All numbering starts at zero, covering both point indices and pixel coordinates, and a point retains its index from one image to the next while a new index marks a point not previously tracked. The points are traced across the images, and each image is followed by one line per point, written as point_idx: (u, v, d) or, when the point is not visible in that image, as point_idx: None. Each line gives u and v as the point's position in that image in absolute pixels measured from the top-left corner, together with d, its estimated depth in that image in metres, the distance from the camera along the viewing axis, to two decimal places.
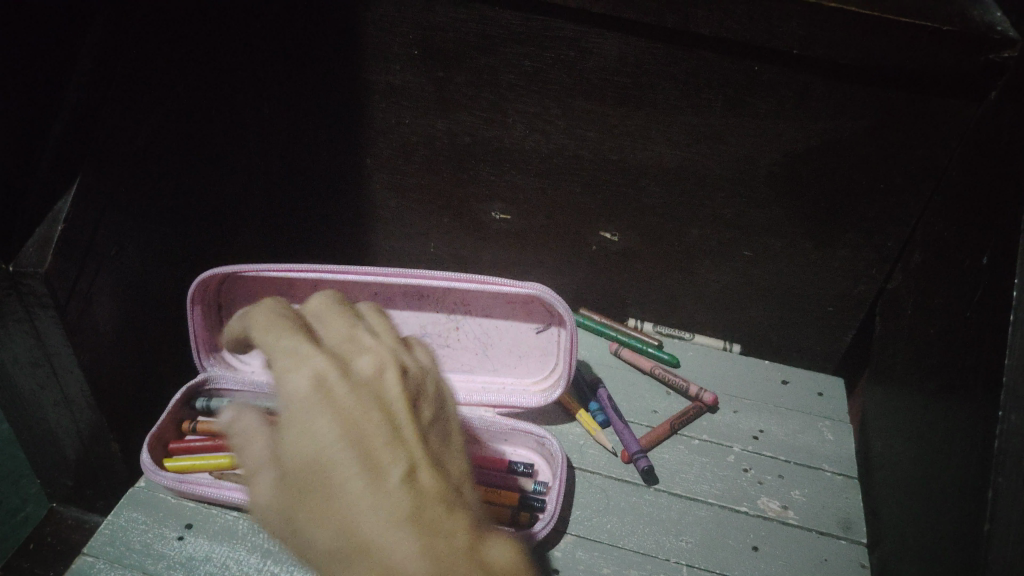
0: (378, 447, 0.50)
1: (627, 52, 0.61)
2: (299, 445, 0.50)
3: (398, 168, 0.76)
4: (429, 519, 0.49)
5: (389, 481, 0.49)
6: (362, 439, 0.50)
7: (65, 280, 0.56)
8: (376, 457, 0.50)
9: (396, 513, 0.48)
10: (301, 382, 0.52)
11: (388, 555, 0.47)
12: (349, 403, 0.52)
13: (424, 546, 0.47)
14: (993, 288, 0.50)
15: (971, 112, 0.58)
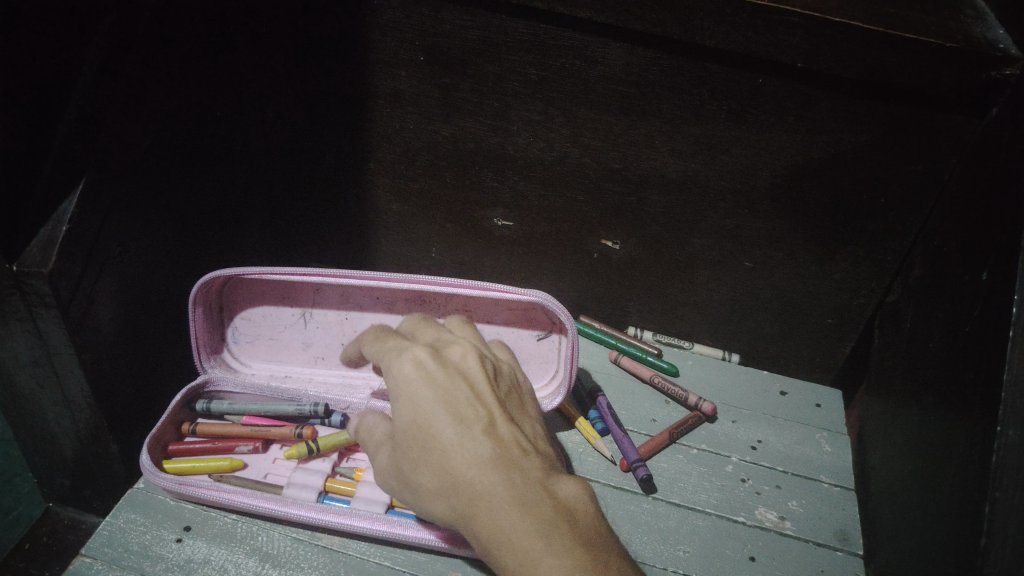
0: (465, 404, 0.52)
1: (632, 63, 0.61)
2: (402, 411, 0.53)
3: (401, 173, 0.76)
4: (514, 461, 0.50)
5: (476, 429, 0.51)
6: (451, 400, 0.52)
7: (68, 280, 0.55)
8: (464, 411, 0.52)
9: (484, 456, 0.50)
10: (400, 362, 0.55)
11: (476, 491, 0.49)
12: (438, 372, 0.54)
13: (509, 481, 0.49)
14: (993, 303, 0.50)
15: (973, 128, 0.58)
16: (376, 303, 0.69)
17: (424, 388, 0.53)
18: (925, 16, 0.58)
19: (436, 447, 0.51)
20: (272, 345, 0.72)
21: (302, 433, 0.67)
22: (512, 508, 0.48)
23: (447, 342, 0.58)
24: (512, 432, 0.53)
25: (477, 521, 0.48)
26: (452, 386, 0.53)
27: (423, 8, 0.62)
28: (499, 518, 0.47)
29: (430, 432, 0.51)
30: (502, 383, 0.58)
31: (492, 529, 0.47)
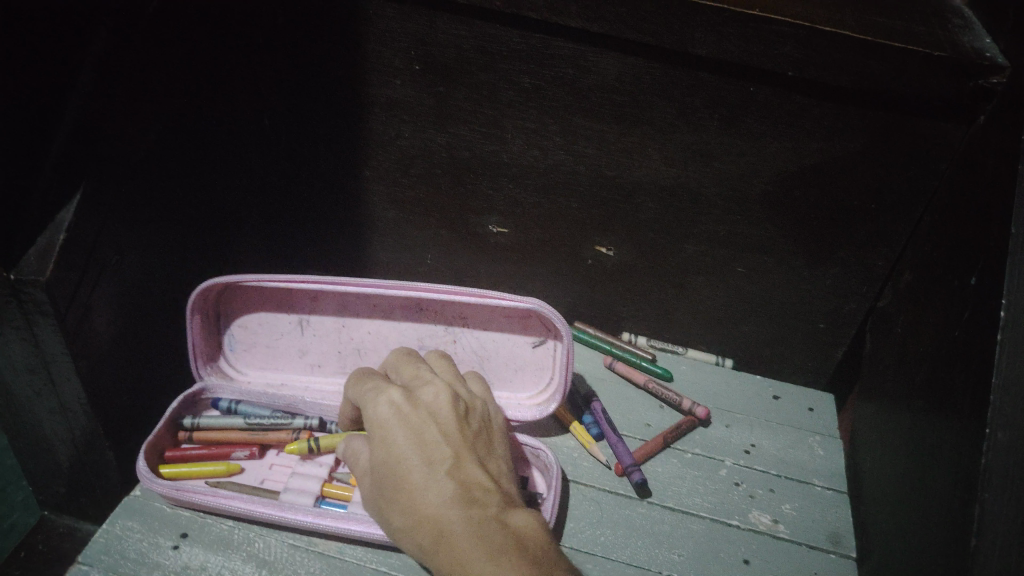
0: (432, 444, 0.53)
1: (625, 71, 0.62)
2: (376, 452, 0.53)
3: (396, 180, 0.76)
4: (477, 500, 0.50)
5: (443, 471, 0.51)
6: (419, 441, 0.53)
7: (66, 288, 0.56)
8: (432, 451, 0.52)
9: (448, 496, 0.50)
10: (376, 404, 0.55)
11: (440, 531, 0.49)
12: (411, 412, 0.54)
13: (469, 522, 0.49)
14: (981, 308, 0.51)
15: (961, 135, 0.59)
16: (372, 310, 0.69)
17: (396, 430, 0.53)
18: (913, 25, 0.59)
19: (405, 487, 0.51)
20: (268, 352, 0.73)
21: (300, 437, 0.69)
22: (470, 549, 0.48)
23: (422, 379, 0.58)
24: (480, 472, 0.53)
25: (439, 561, 0.48)
26: (423, 425, 0.54)
27: (419, 17, 0.63)
28: (457, 559, 0.48)
29: (400, 473, 0.52)
30: (476, 420, 0.57)
31: (454, 569, 0.48)
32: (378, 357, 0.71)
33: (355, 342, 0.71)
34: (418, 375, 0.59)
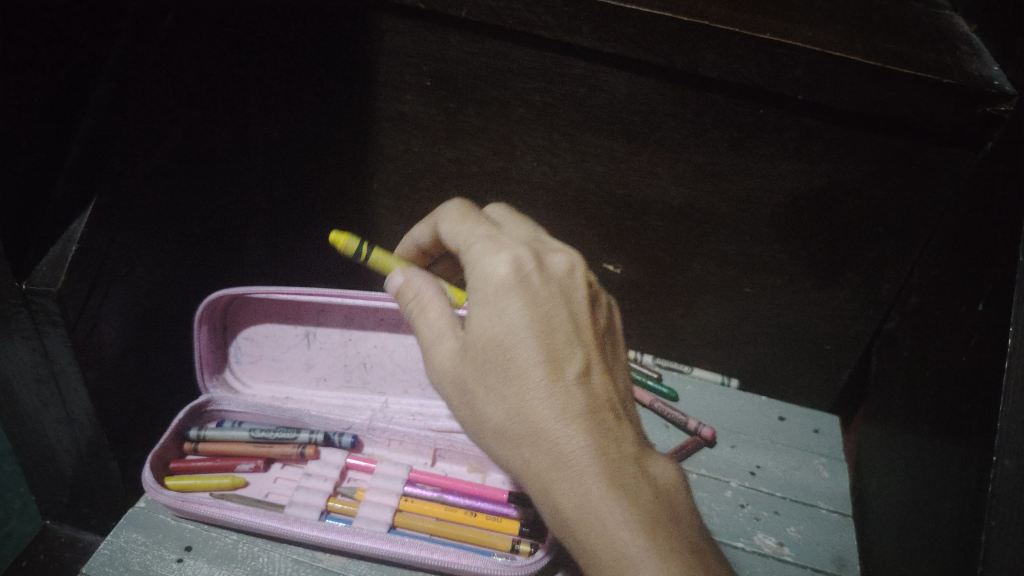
0: (561, 339, 0.47)
1: (636, 91, 0.62)
2: (485, 326, 0.47)
3: (406, 195, 0.76)
4: (602, 419, 0.46)
5: (570, 377, 0.46)
6: (546, 331, 0.47)
7: (78, 300, 0.56)
8: (558, 345, 0.47)
9: (574, 409, 0.46)
10: (498, 268, 0.48)
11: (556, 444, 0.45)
12: (540, 290, 0.48)
13: (596, 444, 0.45)
14: (989, 334, 0.51)
15: (968, 161, 0.59)
16: (379, 324, 0.72)
17: (521, 306, 0.47)
18: (922, 51, 0.59)
19: (518, 381, 0.46)
20: (274, 365, 0.75)
21: (305, 452, 0.70)
22: (596, 475, 0.44)
23: (550, 250, 0.51)
24: (603, 381, 0.48)
25: (553, 474, 0.45)
26: (551, 310, 0.48)
27: (431, 35, 0.63)
28: (581, 484, 0.44)
29: (516, 363, 0.46)
30: (598, 314, 0.52)
31: (568, 489, 0.44)
32: (384, 371, 0.74)
33: (361, 356, 0.74)
34: (542, 243, 0.52)
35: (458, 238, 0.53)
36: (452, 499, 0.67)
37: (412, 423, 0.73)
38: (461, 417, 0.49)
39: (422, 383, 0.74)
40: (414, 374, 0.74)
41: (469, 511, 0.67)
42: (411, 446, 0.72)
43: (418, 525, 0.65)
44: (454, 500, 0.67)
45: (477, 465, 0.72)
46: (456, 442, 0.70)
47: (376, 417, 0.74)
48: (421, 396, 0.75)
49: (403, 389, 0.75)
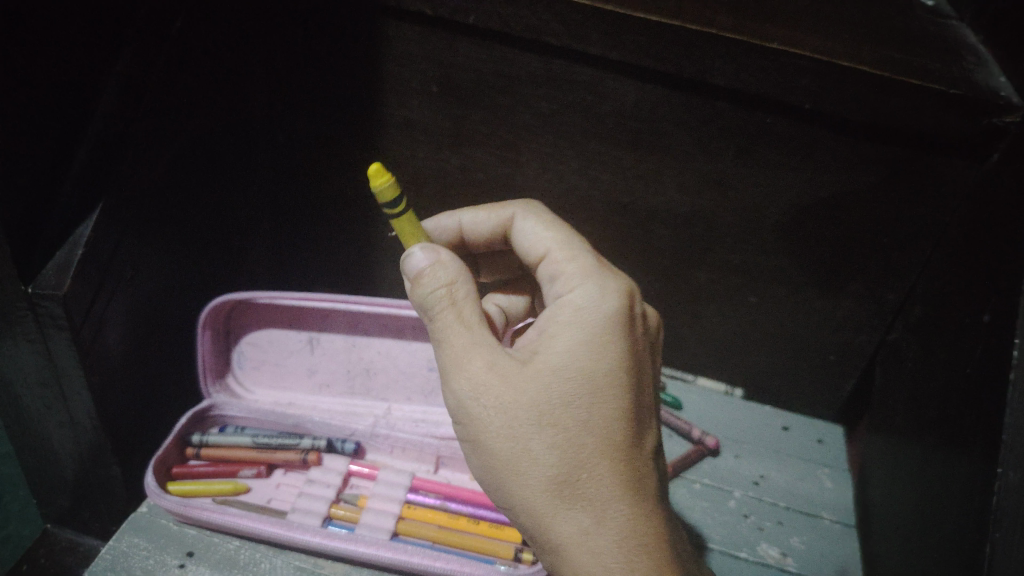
0: (645, 396, 0.49)
1: (643, 99, 0.62)
2: (581, 356, 0.47)
3: (410, 201, 0.76)
4: (657, 489, 0.48)
5: (646, 436, 0.48)
6: (638, 383, 0.49)
7: (82, 304, 0.57)
8: (643, 400, 0.49)
9: (643, 469, 0.47)
10: (606, 305, 0.50)
11: (621, 498, 0.46)
12: (638, 341, 0.50)
13: (650, 510, 0.47)
14: (995, 346, 0.51)
15: (974, 172, 0.59)
16: (384, 330, 0.72)
17: (624, 351, 0.48)
18: (928, 62, 0.59)
19: (603, 420, 0.46)
20: (277, 370, 0.75)
21: (307, 458, 0.70)
22: (645, 545, 0.46)
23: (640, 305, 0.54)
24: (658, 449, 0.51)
25: (604, 530, 0.45)
26: (642, 364, 0.50)
27: (438, 41, 0.62)
28: (628, 549, 0.45)
29: (605, 405, 0.47)
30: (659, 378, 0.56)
31: (615, 546, 0.45)
32: (387, 378, 0.74)
33: (365, 362, 0.74)
34: None
35: (546, 245, 0.56)
36: (454, 506, 0.67)
37: (415, 430, 0.72)
38: (491, 449, 0.47)
39: (425, 390, 0.74)
40: (417, 381, 0.74)
41: (471, 519, 0.67)
42: (413, 453, 0.72)
43: (420, 532, 0.64)
44: (457, 508, 0.67)
45: None
46: (458, 449, 0.71)
47: (378, 423, 0.73)
48: (424, 402, 0.75)
49: (407, 395, 0.75)
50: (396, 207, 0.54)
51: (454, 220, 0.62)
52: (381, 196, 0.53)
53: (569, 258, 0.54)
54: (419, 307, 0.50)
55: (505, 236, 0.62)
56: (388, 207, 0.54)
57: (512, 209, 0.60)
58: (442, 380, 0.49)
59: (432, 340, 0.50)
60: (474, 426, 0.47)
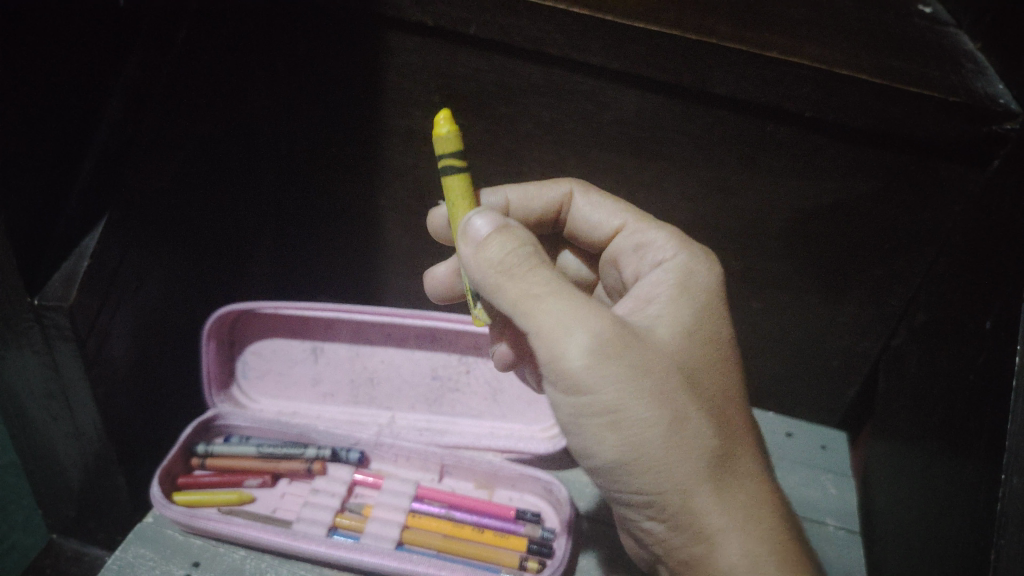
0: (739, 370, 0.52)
1: (644, 108, 0.62)
2: (704, 325, 0.49)
3: (413, 210, 0.76)
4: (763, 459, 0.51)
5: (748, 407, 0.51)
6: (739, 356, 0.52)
7: (87, 315, 0.58)
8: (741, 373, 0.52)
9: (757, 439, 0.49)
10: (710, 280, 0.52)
11: (752, 464, 0.47)
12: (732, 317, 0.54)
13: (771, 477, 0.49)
14: (997, 353, 0.51)
15: (975, 178, 0.59)
16: (388, 338, 0.74)
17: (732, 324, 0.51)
18: (928, 70, 0.59)
19: (730, 387, 0.48)
20: (281, 379, 0.76)
21: (312, 467, 0.70)
22: (781, 510, 0.47)
23: None
24: None
25: (746, 493, 0.46)
26: None
27: (440, 51, 0.63)
28: (770, 514, 0.47)
29: (728, 373, 0.49)
30: None
31: (759, 510, 0.46)
32: (390, 387, 0.75)
33: (368, 372, 0.75)
34: None
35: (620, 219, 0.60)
36: (459, 515, 0.67)
37: (418, 439, 0.73)
38: (643, 417, 0.44)
39: (429, 398, 0.75)
40: (420, 390, 0.75)
41: (476, 527, 0.67)
42: (418, 462, 0.72)
43: (424, 540, 0.65)
44: (462, 517, 0.67)
45: (485, 480, 0.72)
46: (463, 458, 0.70)
47: (382, 432, 0.73)
48: (428, 411, 0.75)
49: (410, 404, 0.75)
50: (453, 163, 0.51)
51: (502, 196, 0.62)
52: (441, 142, 0.50)
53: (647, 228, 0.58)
54: (501, 271, 0.46)
55: (555, 216, 0.64)
56: (445, 162, 0.51)
57: (568, 185, 0.63)
58: (556, 350, 0.44)
59: (529, 307, 0.45)
60: (621, 395, 0.44)
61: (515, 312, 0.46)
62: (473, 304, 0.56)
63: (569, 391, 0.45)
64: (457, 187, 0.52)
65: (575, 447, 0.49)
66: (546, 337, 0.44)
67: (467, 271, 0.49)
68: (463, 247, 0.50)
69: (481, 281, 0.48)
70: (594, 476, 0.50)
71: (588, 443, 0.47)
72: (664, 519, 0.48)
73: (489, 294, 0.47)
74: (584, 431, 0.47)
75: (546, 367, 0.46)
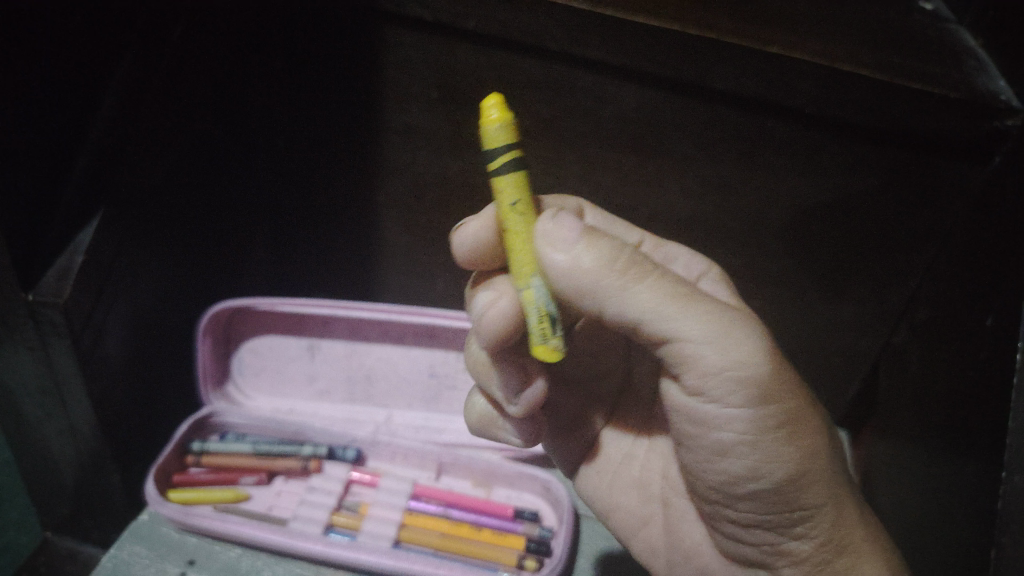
0: None
1: (644, 103, 0.61)
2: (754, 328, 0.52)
3: (410, 207, 0.73)
4: None
5: None
6: None
7: (82, 312, 0.60)
8: None
9: None
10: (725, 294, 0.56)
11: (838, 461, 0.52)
12: None
13: None
14: (998, 352, 0.51)
15: (976, 175, 0.59)
16: (384, 336, 0.73)
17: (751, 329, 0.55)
18: (929, 66, 0.59)
19: None
20: (277, 377, 0.76)
21: (309, 465, 0.70)
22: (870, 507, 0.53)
23: None
24: None
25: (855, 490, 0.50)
26: None
27: (439, 47, 0.62)
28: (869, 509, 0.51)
29: None
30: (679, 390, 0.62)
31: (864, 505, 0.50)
32: (388, 385, 0.74)
33: (365, 369, 0.74)
34: None
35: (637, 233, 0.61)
36: (455, 514, 0.67)
37: (416, 436, 0.73)
38: (815, 426, 0.45)
39: (426, 396, 0.74)
40: (418, 388, 0.74)
41: (473, 527, 0.66)
42: (415, 460, 0.72)
43: (421, 539, 0.65)
44: (458, 515, 0.67)
45: (482, 479, 0.71)
46: (460, 456, 0.70)
47: (379, 431, 0.74)
48: (425, 409, 0.74)
49: (407, 402, 0.75)
50: (510, 157, 0.43)
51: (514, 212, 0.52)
52: (495, 133, 0.42)
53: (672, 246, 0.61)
54: (635, 268, 0.42)
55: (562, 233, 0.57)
56: (501, 155, 0.43)
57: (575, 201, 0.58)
58: (738, 356, 0.42)
59: (686, 311, 0.42)
60: (800, 404, 0.44)
61: (660, 318, 0.42)
62: (548, 333, 0.45)
63: (753, 402, 0.43)
64: (514, 188, 0.44)
65: (738, 470, 0.47)
66: (721, 341, 0.42)
67: (572, 277, 0.42)
68: (548, 253, 0.42)
69: (604, 286, 0.42)
70: (746, 501, 0.48)
71: (762, 465, 0.45)
72: (815, 536, 0.48)
73: (619, 301, 0.42)
74: (761, 449, 0.45)
75: (723, 378, 0.42)
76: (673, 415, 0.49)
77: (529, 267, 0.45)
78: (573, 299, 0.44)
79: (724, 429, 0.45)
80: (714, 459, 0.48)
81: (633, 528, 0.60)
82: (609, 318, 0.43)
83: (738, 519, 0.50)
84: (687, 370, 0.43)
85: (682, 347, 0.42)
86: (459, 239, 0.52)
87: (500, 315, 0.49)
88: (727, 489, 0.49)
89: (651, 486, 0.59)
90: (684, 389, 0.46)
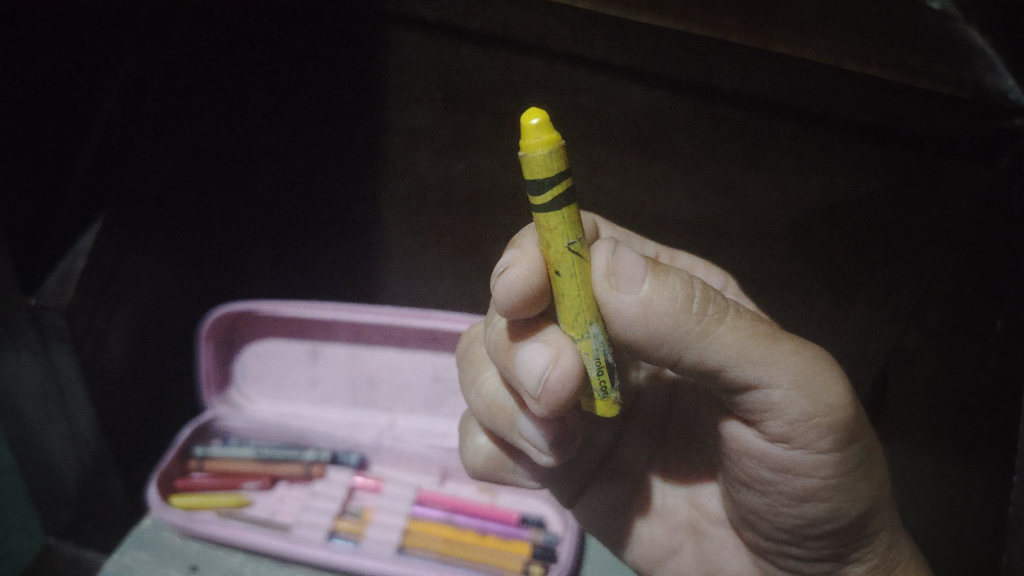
0: None
1: (649, 104, 0.60)
2: None
3: (412, 210, 0.73)
4: None
5: None
6: None
7: (83, 313, 0.61)
8: None
9: None
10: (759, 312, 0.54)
11: None
12: None
13: None
14: (1009, 354, 0.50)
15: (985, 174, 0.58)
16: (387, 339, 0.71)
17: None
18: (939, 65, 0.58)
19: None
20: (281, 381, 0.75)
21: (311, 471, 0.71)
22: None
23: None
24: None
25: None
26: None
27: (441, 48, 0.61)
28: None
29: None
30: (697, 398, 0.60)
31: None
32: (391, 390, 0.73)
33: (368, 374, 0.73)
34: None
35: (650, 248, 0.59)
36: (461, 521, 0.67)
37: (420, 441, 0.72)
38: (881, 460, 0.46)
39: (429, 401, 0.73)
40: (422, 392, 0.73)
41: (478, 533, 0.66)
42: (419, 465, 0.72)
43: (425, 545, 0.65)
44: (463, 521, 0.67)
45: (487, 485, 0.71)
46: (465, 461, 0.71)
47: (382, 436, 0.73)
48: (428, 414, 0.73)
49: (410, 406, 0.73)
50: (556, 190, 0.38)
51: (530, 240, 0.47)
52: (541, 162, 0.37)
53: (684, 262, 0.60)
54: (720, 312, 0.40)
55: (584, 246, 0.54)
56: (549, 188, 0.38)
57: (591, 215, 0.55)
58: (827, 401, 0.41)
59: (773, 355, 0.40)
60: (873, 440, 0.45)
61: (744, 362, 0.40)
62: (608, 387, 0.44)
63: (838, 446, 0.43)
64: (567, 226, 0.40)
65: (815, 512, 0.48)
66: (808, 384, 0.41)
67: (649, 322, 0.40)
68: (616, 294, 0.40)
69: (687, 331, 0.39)
70: (816, 539, 0.50)
71: (839, 502, 0.46)
72: (869, 560, 0.50)
73: (703, 347, 0.40)
74: (842, 490, 0.46)
75: (812, 425, 0.42)
76: (742, 458, 0.48)
77: (587, 315, 0.42)
78: (650, 346, 0.41)
79: (807, 473, 0.45)
80: (791, 504, 0.48)
81: (660, 560, 0.58)
82: (688, 363, 0.41)
83: (801, 555, 0.52)
84: (773, 416, 0.43)
85: (770, 393, 0.41)
86: (507, 290, 0.44)
87: (568, 374, 0.43)
88: (799, 529, 0.49)
89: (676, 515, 0.58)
90: (762, 434, 0.45)
